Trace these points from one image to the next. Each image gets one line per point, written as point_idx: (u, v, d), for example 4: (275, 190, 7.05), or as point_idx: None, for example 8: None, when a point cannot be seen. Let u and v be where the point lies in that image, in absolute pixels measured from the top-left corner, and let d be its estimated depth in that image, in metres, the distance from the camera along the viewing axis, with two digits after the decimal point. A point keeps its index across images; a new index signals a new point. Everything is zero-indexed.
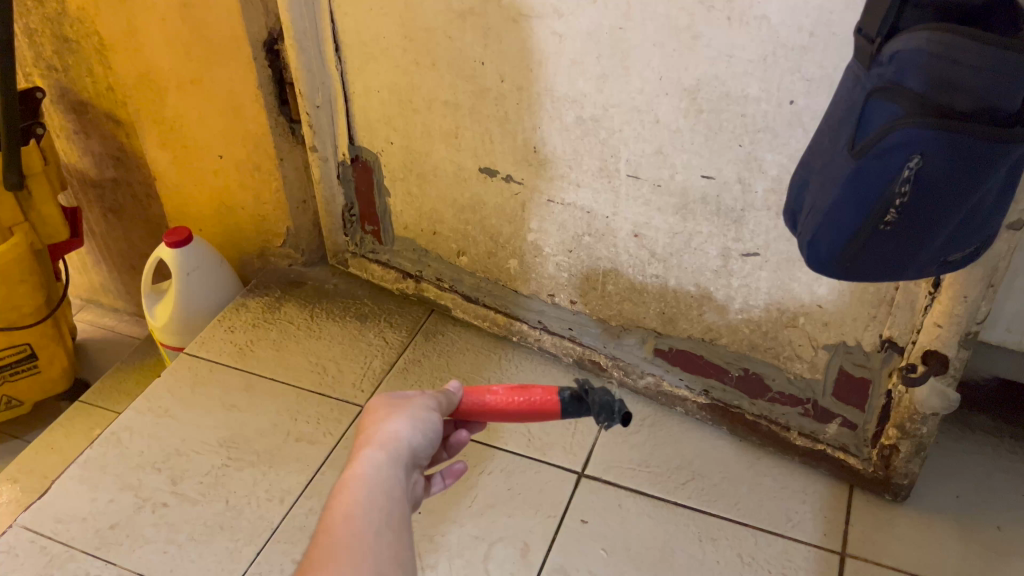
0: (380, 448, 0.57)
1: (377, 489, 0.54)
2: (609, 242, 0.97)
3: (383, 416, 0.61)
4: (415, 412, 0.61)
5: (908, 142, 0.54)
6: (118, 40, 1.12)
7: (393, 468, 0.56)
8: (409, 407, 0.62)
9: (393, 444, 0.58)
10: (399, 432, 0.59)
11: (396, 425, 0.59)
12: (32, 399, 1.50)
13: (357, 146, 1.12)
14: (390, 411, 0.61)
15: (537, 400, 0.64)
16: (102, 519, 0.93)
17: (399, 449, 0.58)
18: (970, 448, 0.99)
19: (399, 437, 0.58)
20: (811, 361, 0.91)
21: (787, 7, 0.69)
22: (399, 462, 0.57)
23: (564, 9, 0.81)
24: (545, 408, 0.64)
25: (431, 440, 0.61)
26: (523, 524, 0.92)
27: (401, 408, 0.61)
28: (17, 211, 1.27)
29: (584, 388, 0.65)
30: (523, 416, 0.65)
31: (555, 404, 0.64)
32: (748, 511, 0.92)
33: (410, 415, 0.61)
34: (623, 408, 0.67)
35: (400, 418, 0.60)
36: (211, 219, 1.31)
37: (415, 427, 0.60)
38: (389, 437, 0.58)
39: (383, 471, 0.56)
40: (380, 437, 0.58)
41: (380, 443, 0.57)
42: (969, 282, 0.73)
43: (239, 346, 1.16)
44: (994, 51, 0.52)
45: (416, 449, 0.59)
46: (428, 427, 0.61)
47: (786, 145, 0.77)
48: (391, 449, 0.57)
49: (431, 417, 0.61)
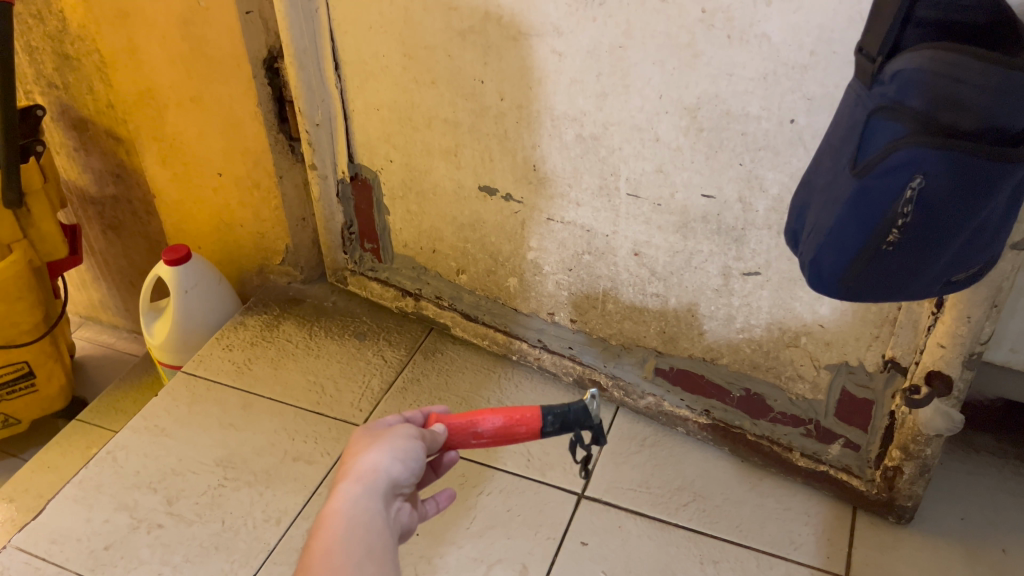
0: (356, 482, 0.56)
1: (353, 526, 0.53)
2: (610, 260, 0.97)
3: (364, 447, 0.59)
4: (396, 439, 0.59)
5: (911, 161, 0.54)
6: (118, 57, 1.12)
7: (372, 501, 0.55)
8: (390, 435, 0.60)
9: (370, 477, 0.56)
10: (377, 464, 0.57)
11: (374, 457, 0.57)
12: (30, 417, 1.49)
13: (357, 164, 1.12)
14: (370, 442, 0.59)
15: (525, 433, 0.64)
16: (96, 540, 0.92)
17: (378, 481, 0.56)
18: (974, 469, 0.98)
19: (378, 469, 0.57)
20: (814, 381, 0.90)
21: (788, 25, 0.68)
22: (377, 494, 0.56)
23: (564, 28, 0.80)
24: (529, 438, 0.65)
25: (414, 467, 0.59)
26: (522, 546, 0.91)
27: (382, 437, 0.60)
28: (16, 228, 1.26)
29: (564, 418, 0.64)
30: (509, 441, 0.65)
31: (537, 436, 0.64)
32: (751, 533, 0.91)
33: (390, 444, 0.59)
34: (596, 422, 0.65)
35: (379, 448, 0.58)
36: (209, 236, 1.31)
37: (395, 457, 0.58)
38: (367, 469, 0.57)
39: (360, 507, 0.54)
40: (358, 471, 0.57)
41: (357, 477, 0.56)
42: (973, 302, 0.72)
43: (237, 364, 1.15)
44: (997, 70, 0.52)
45: (397, 479, 0.58)
46: (411, 455, 0.59)
47: (787, 164, 0.76)
48: (368, 483, 0.56)
49: (412, 444, 0.60)
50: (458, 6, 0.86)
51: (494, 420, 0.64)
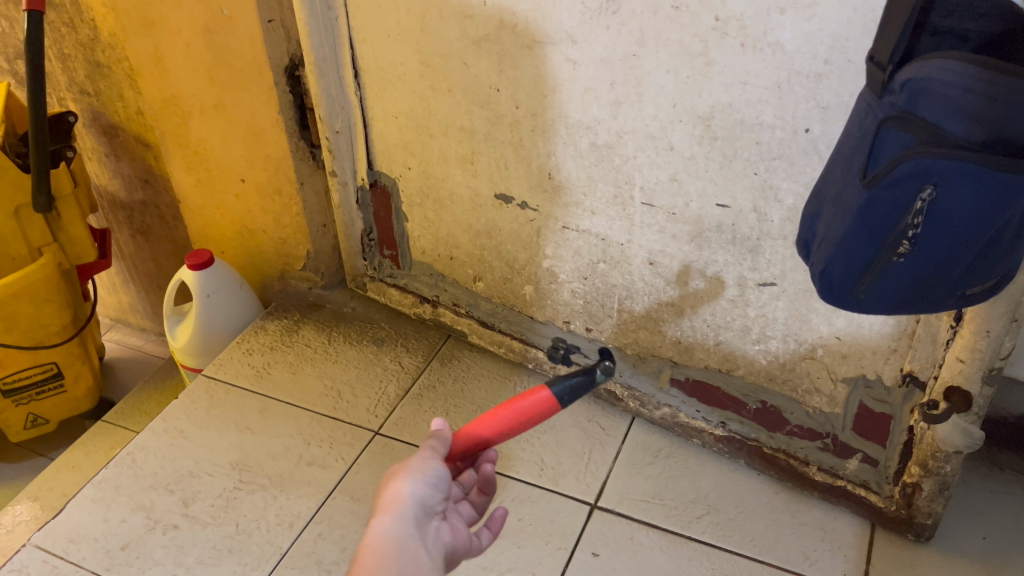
0: (387, 513, 0.57)
1: (391, 556, 0.54)
2: (625, 269, 0.96)
3: (388, 476, 0.60)
4: (416, 465, 0.60)
5: (920, 172, 0.52)
6: (144, 65, 1.14)
7: (404, 528, 0.56)
8: (411, 462, 0.61)
9: (398, 504, 0.57)
10: (403, 492, 0.58)
11: (397, 484, 0.58)
12: (58, 417, 1.52)
13: (375, 171, 1.13)
14: (391, 471, 0.60)
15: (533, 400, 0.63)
16: (113, 540, 0.94)
17: (407, 507, 0.57)
18: (998, 488, 0.95)
19: (404, 496, 0.58)
20: (830, 395, 0.89)
21: (802, 34, 0.68)
22: (409, 520, 0.57)
23: (578, 36, 0.80)
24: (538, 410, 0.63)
25: (439, 486, 0.60)
26: (532, 556, 0.90)
27: (402, 466, 0.60)
28: (46, 232, 1.28)
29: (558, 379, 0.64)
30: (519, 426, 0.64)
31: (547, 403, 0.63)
32: (765, 547, 0.90)
33: (410, 470, 0.59)
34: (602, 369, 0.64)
35: (403, 476, 0.59)
36: (233, 241, 1.32)
37: (419, 481, 0.59)
38: (393, 498, 0.57)
39: (394, 536, 0.55)
40: (386, 501, 0.58)
41: (386, 508, 0.57)
42: (991, 316, 0.70)
43: (256, 368, 1.16)
44: (1004, 80, 0.50)
45: (426, 501, 0.59)
46: (432, 475, 0.60)
47: (802, 173, 0.75)
48: (397, 510, 0.57)
49: (434, 465, 0.60)
50: (473, 15, 0.86)
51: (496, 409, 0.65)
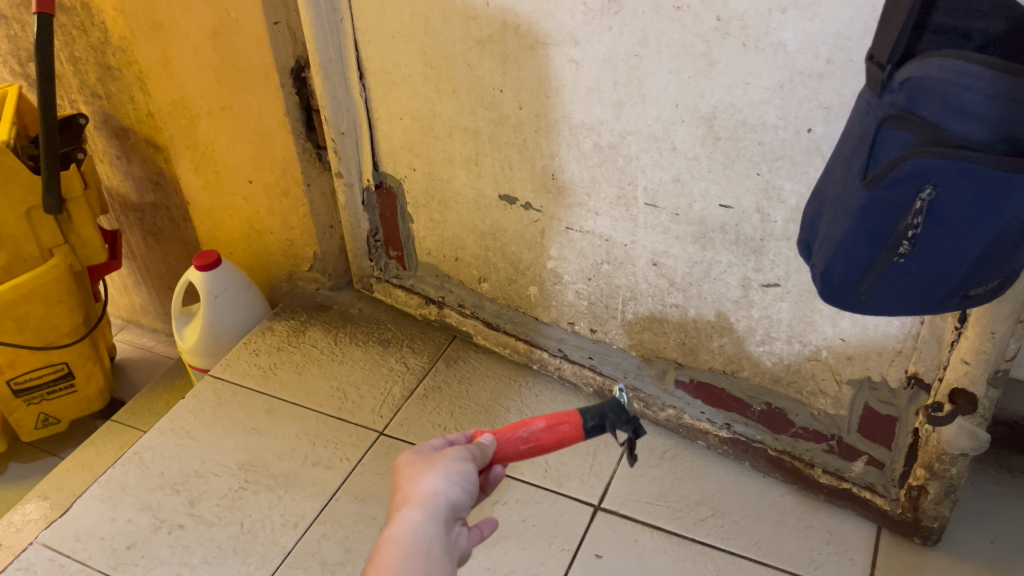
0: (418, 508, 0.55)
1: (414, 553, 0.53)
2: (629, 270, 0.96)
3: (423, 469, 0.59)
4: (451, 463, 0.59)
5: (920, 172, 0.52)
6: (153, 68, 1.14)
7: (432, 526, 0.55)
8: (445, 458, 0.59)
9: (430, 502, 0.56)
10: (436, 489, 0.56)
11: (431, 481, 0.57)
12: (69, 417, 1.53)
13: (381, 173, 1.13)
14: (425, 466, 0.59)
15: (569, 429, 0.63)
16: (119, 539, 0.94)
17: (437, 505, 0.56)
18: (1007, 491, 0.94)
19: (436, 494, 0.56)
20: (836, 397, 0.89)
21: (804, 34, 0.67)
22: (438, 519, 0.55)
23: (581, 37, 0.80)
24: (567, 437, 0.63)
25: (470, 490, 0.59)
26: (536, 557, 0.90)
27: (436, 461, 0.59)
28: (57, 234, 1.29)
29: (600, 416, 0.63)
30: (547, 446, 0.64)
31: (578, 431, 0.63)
32: (770, 550, 0.89)
33: (446, 469, 0.58)
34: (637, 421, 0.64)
35: (438, 472, 0.58)
36: (240, 242, 1.33)
37: (452, 480, 0.58)
38: (426, 495, 0.56)
39: (421, 534, 0.54)
40: (417, 496, 0.56)
41: (417, 503, 0.56)
42: (995, 318, 0.70)
43: (263, 369, 1.17)
44: (1004, 79, 0.49)
45: (456, 502, 0.57)
46: (465, 479, 0.58)
47: (805, 174, 0.75)
48: (429, 508, 0.55)
49: (468, 467, 0.59)
50: (476, 16, 0.86)
51: (539, 422, 0.64)
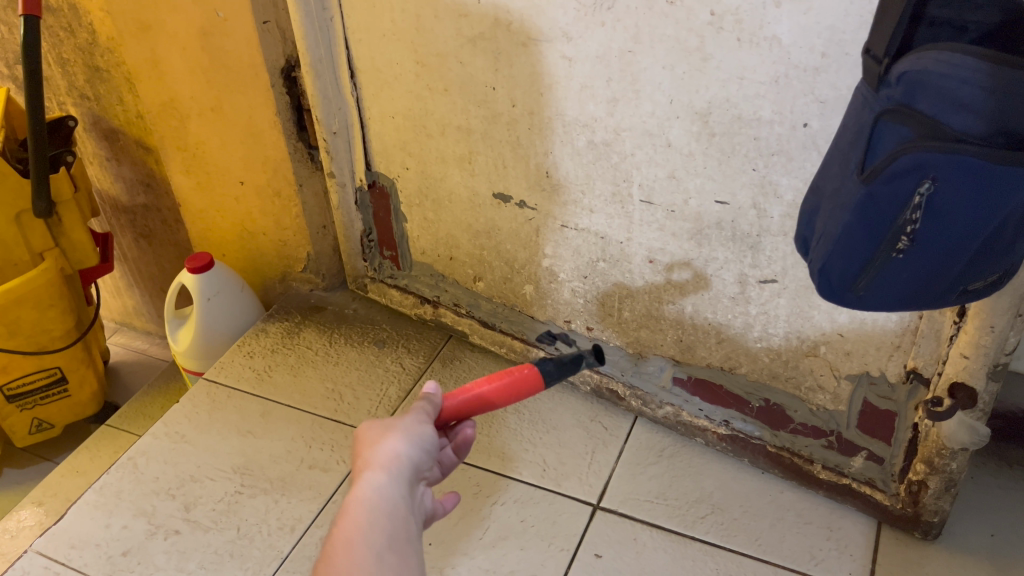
0: (381, 469, 0.55)
1: (379, 513, 0.52)
2: (625, 268, 0.95)
3: (381, 433, 0.58)
4: (409, 427, 0.59)
5: (919, 167, 0.51)
6: (142, 68, 1.13)
7: (397, 486, 0.55)
8: (403, 423, 0.59)
9: (393, 464, 0.55)
10: (398, 451, 0.56)
11: (392, 443, 0.57)
12: (63, 422, 1.52)
13: (374, 172, 1.13)
14: (384, 430, 0.58)
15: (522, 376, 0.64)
16: (114, 545, 0.93)
17: (401, 467, 0.56)
18: (1006, 484, 0.94)
19: (398, 456, 0.56)
20: (834, 392, 0.88)
21: (799, 27, 0.66)
22: (401, 480, 0.55)
23: (573, 33, 0.79)
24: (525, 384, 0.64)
25: (430, 451, 0.59)
26: (536, 558, 0.90)
27: (395, 425, 0.59)
28: (47, 237, 1.28)
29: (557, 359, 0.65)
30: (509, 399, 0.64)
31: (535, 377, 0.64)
32: (770, 547, 0.89)
33: (405, 432, 0.58)
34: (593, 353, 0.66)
35: (398, 434, 0.58)
36: (233, 244, 1.32)
37: (414, 442, 0.58)
38: (388, 457, 0.56)
39: (386, 495, 0.54)
40: (379, 458, 0.56)
41: (380, 465, 0.55)
42: (994, 312, 0.69)
43: (257, 371, 1.16)
44: (1003, 71, 0.48)
45: (418, 463, 0.57)
46: (425, 441, 0.58)
47: (801, 169, 0.74)
48: (392, 470, 0.55)
49: (427, 429, 0.59)
50: (468, 13, 0.85)
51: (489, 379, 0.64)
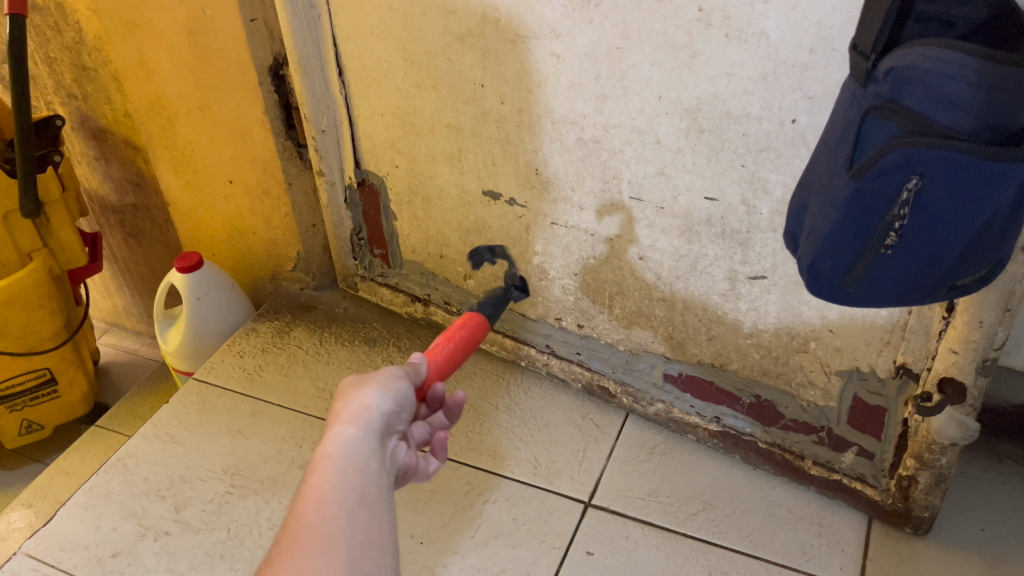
0: (353, 420, 0.54)
1: (350, 466, 0.51)
2: (615, 265, 0.95)
3: (353, 388, 0.57)
4: (382, 381, 0.58)
5: (906, 163, 0.51)
6: (129, 68, 1.12)
7: (368, 439, 0.54)
8: (375, 377, 0.59)
9: (365, 417, 0.54)
10: (369, 405, 0.55)
11: (365, 397, 0.56)
12: (53, 423, 1.52)
13: (363, 171, 1.12)
14: (356, 384, 0.58)
15: None
16: (104, 547, 0.93)
17: (373, 420, 0.55)
18: (996, 478, 0.95)
19: (370, 409, 0.55)
20: (824, 388, 0.88)
21: (786, 23, 0.66)
22: (373, 433, 0.54)
23: (561, 30, 0.79)
24: None
25: (403, 406, 0.58)
26: (527, 555, 0.89)
27: (368, 379, 0.58)
28: (35, 238, 1.27)
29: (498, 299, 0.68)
30: None
31: None
32: (762, 543, 0.89)
33: (379, 385, 0.57)
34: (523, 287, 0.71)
35: (371, 388, 0.57)
36: (223, 244, 1.32)
37: (386, 392, 0.57)
38: (361, 410, 0.55)
39: (358, 447, 0.52)
40: (351, 411, 0.55)
41: (351, 418, 0.54)
42: (983, 307, 0.69)
43: (247, 371, 1.16)
44: (989, 67, 0.48)
45: (389, 416, 0.57)
46: (398, 394, 0.58)
47: (790, 165, 0.74)
48: (364, 423, 0.54)
49: (400, 384, 0.59)
50: (455, 10, 0.85)
51: None
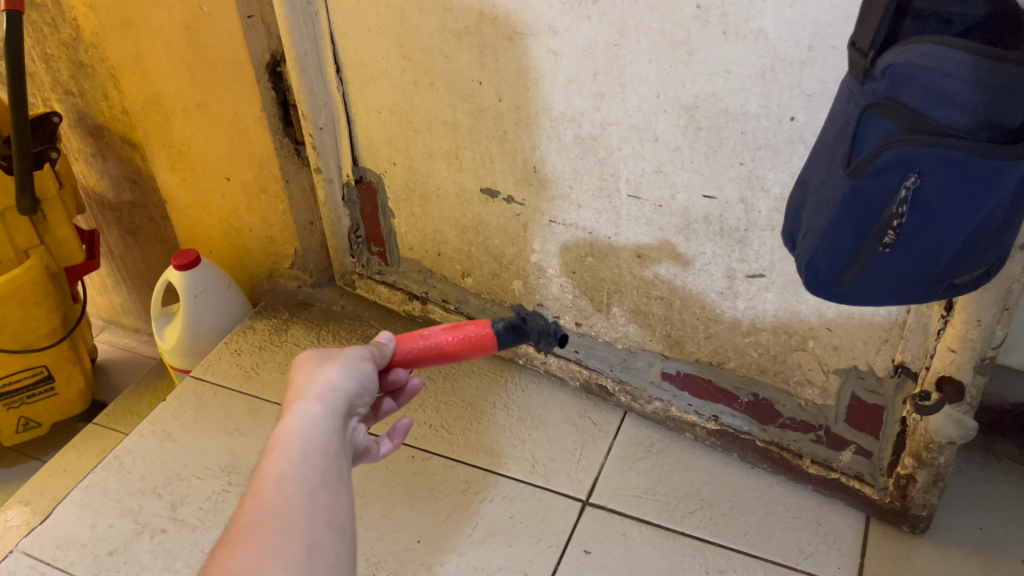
0: (315, 400, 0.54)
1: (311, 444, 0.51)
2: (612, 262, 0.95)
3: (317, 367, 0.58)
4: (348, 362, 0.59)
5: (903, 160, 0.51)
6: (126, 64, 1.12)
7: (330, 420, 0.54)
8: (341, 357, 0.60)
9: (328, 396, 0.55)
10: (333, 384, 0.56)
11: (329, 377, 0.56)
12: (50, 420, 1.52)
13: (361, 168, 1.12)
14: (321, 363, 0.58)
15: (473, 331, 0.66)
16: (100, 545, 0.93)
17: (336, 400, 0.55)
18: (994, 477, 0.94)
19: (333, 388, 0.56)
20: (822, 387, 0.88)
21: (784, 21, 0.66)
22: (336, 412, 0.54)
23: (558, 27, 0.79)
24: (480, 341, 0.66)
25: (367, 388, 0.59)
26: (524, 554, 0.89)
27: (333, 359, 0.59)
28: (32, 235, 1.27)
29: (519, 319, 0.67)
30: (460, 354, 0.66)
31: (489, 335, 0.66)
32: (760, 542, 0.89)
33: (343, 365, 0.58)
34: (559, 331, 0.70)
35: (335, 369, 0.57)
36: (220, 241, 1.31)
37: (349, 374, 0.58)
38: (324, 388, 0.55)
39: (319, 425, 0.53)
40: (314, 390, 0.55)
41: (315, 396, 0.55)
42: (981, 306, 0.69)
43: (244, 368, 1.15)
44: (987, 64, 0.48)
45: (353, 396, 0.57)
46: (362, 376, 0.59)
47: (788, 163, 0.74)
48: (327, 402, 0.54)
49: (366, 367, 0.60)
50: (452, 7, 0.85)
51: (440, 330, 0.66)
